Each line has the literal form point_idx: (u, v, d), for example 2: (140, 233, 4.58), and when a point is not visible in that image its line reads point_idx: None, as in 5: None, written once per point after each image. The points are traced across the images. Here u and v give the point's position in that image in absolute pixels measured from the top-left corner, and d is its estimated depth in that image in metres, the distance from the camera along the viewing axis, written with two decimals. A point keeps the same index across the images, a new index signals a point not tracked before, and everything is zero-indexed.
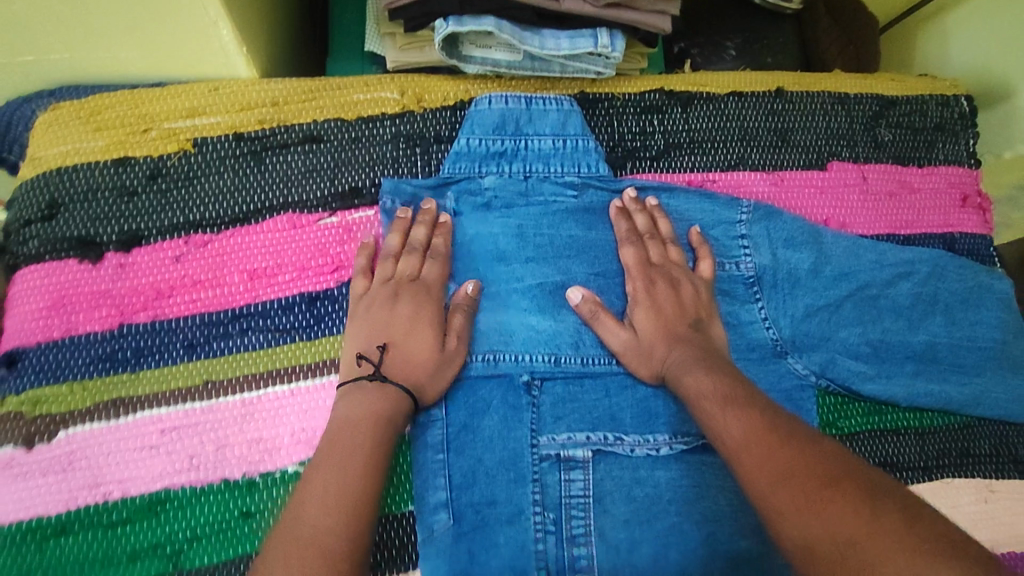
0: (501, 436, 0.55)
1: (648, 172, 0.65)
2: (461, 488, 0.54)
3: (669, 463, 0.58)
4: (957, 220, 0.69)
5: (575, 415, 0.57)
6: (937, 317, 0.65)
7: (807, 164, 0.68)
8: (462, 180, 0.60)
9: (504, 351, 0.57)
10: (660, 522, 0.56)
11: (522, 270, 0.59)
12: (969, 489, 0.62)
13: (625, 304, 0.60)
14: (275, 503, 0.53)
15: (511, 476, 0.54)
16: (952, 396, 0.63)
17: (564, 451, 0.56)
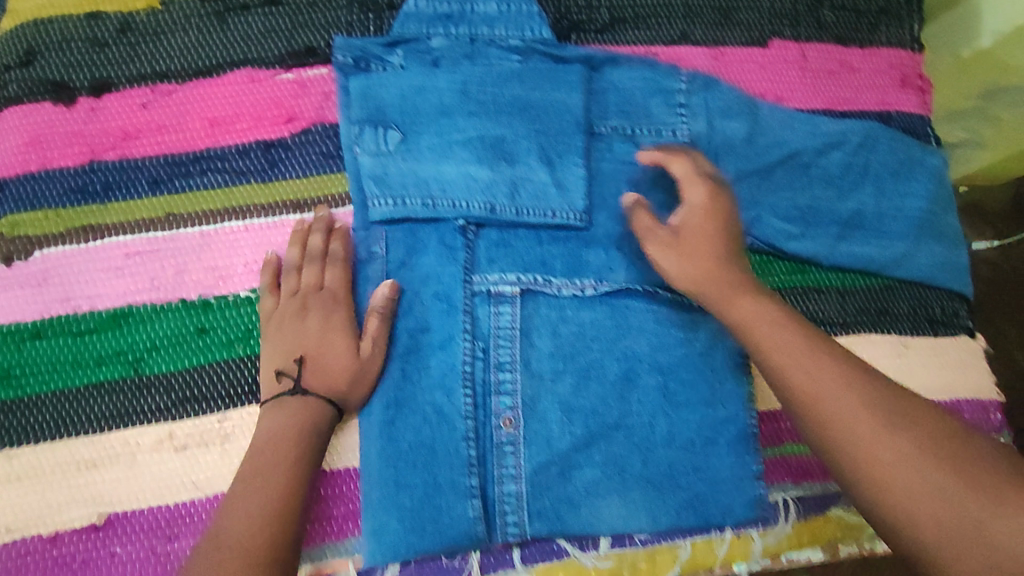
0: (436, 273, 0.60)
1: (592, 44, 0.68)
2: (399, 316, 0.59)
3: (594, 305, 0.62)
4: (894, 99, 0.72)
5: (508, 259, 0.61)
6: (867, 187, 0.67)
7: (748, 42, 0.70)
8: (411, 41, 0.64)
9: (442, 197, 0.60)
10: (583, 357, 0.61)
11: (463, 123, 0.62)
12: (884, 344, 0.66)
13: (558, 163, 0.62)
14: (227, 321, 0.58)
15: (443, 307, 0.59)
16: (873, 257, 0.66)
17: (494, 288, 0.60)
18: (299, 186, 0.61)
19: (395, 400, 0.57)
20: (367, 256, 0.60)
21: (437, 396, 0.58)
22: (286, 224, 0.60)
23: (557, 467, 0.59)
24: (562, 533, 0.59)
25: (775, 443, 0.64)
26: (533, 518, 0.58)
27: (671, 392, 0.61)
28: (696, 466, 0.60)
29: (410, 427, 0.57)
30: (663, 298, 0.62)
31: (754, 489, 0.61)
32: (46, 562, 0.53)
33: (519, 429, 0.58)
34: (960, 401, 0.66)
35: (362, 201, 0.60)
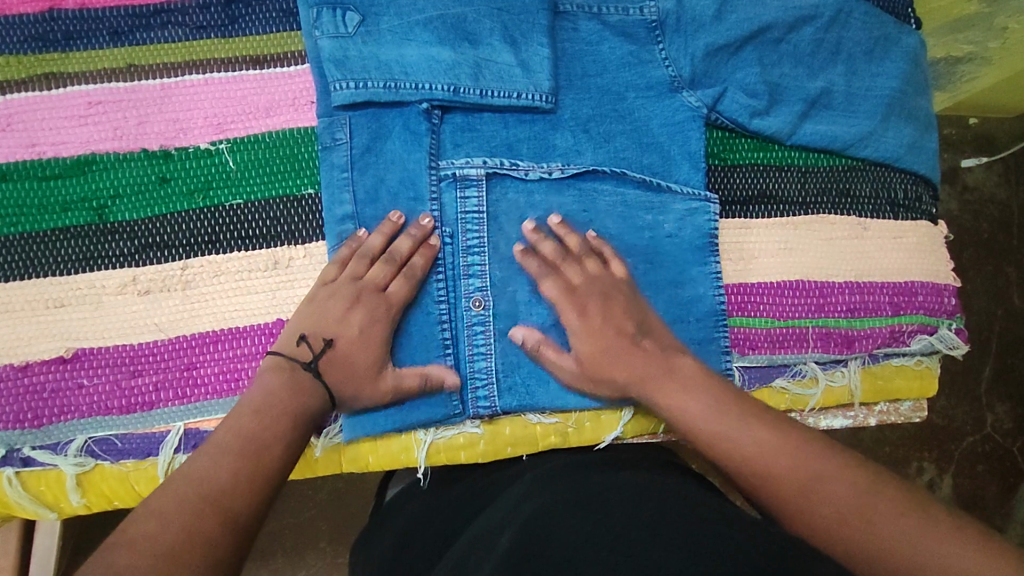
0: (401, 159, 0.60)
1: None
2: (364, 203, 0.59)
3: (562, 189, 0.63)
4: None
5: (474, 143, 0.62)
6: (835, 64, 0.68)
7: None
8: None
9: (404, 80, 0.60)
10: (552, 241, 0.62)
11: (422, 2, 0.61)
12: (846, 225, 0.67)
13: (525, 42, 0.63)
14: (189, 173, 0.59)
15: (411, 195, 0.60)
16: (838, 135, 0.67)
17: (460, 172, 0.61)
18: (259, 42, 0.62)
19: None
20: (331, 143, 0.60)
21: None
22: (246, 80, 0.61)
23: (528, 346, 0.60)
24: (532, 408, 0.60)
25: (739, 313, 0.64)
26: (504, 394, 0.59)
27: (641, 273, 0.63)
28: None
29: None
30: (630, 180, 0.64)
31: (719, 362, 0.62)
32: (16, 391, 0.55)
33: (490, 309, 0.60)
34: (915, 283, 0.67)
35: (324, 86, 0.60)
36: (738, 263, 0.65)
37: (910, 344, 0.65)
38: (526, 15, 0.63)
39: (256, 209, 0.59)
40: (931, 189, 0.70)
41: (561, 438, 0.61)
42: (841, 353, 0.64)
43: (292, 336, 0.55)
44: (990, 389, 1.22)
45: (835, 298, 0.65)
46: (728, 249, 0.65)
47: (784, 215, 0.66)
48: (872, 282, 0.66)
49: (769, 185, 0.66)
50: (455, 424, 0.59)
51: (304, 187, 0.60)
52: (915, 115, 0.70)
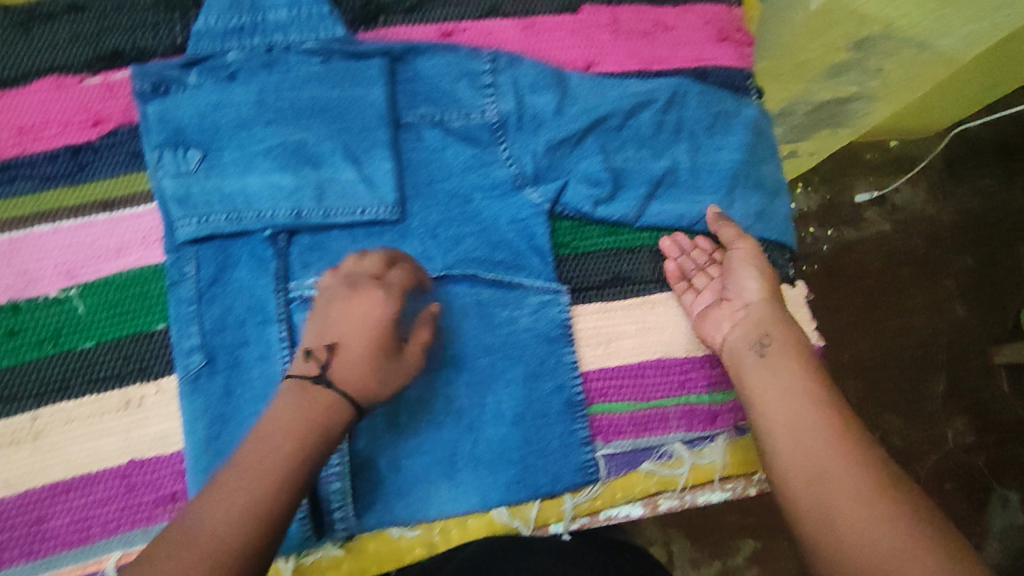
0: (248, 286, 0.62)
1: (401, 25, 0.70)
2: (212, 332, 0.61)
3: None
4: (711, 54, 0.74)
5: (323, 261, 0.64)
6: (678, 141, 0.71)
7: (560, 9, 0.72)
8: (206, 58, 0.65)
9: (247, 210, 0.62)
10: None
11: (262, 133, 0.64)
12: None
13: (368, 157, 0.65)
14: (37, 321, 0.61)
15: (257, 319, 0.62)
16: (683, 213, 0.69)
17: (307, 293, 0.62)
18: (108, 186, 0.64)
19: (219, 416, 0.60)
20: (178, 277, 0.62)
21: (259, 406, 0.60)
22: (96, 224, 0.63)
23: (386, 461, 0.60)
24: (395, 522, 0.60)
25: (601, 399, 0.65)
26: (365, 512, 0.60)
27: (499, 370, 0.63)
28: (525, 438, 0.62)
29: (236, 438, 0.60)
30: (482, 280, 0.65)
31: (581, 454, 0.63)
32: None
33: None
34: None
35: (169, 225, 0.62)
36: (597, 349, 0.66)
37: None
38: (367, 132, 0.65)
39: (110, 349, 0.61)
40: (785, 252, 0.73)
41: (428, 547, 0.61)
42: (704, 429, 0.65)
43: (297, 356, 0.53)
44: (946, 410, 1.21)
45: (695, 373, 0.67)
46: (585, 336, 0.66)
47: (637, 296, 0.68)
48: None
49: (621, 268, 0.69)
50: (319, 546, 0.60)
51: (152, 319, 0.62)
52: (762, 183, 0.72)
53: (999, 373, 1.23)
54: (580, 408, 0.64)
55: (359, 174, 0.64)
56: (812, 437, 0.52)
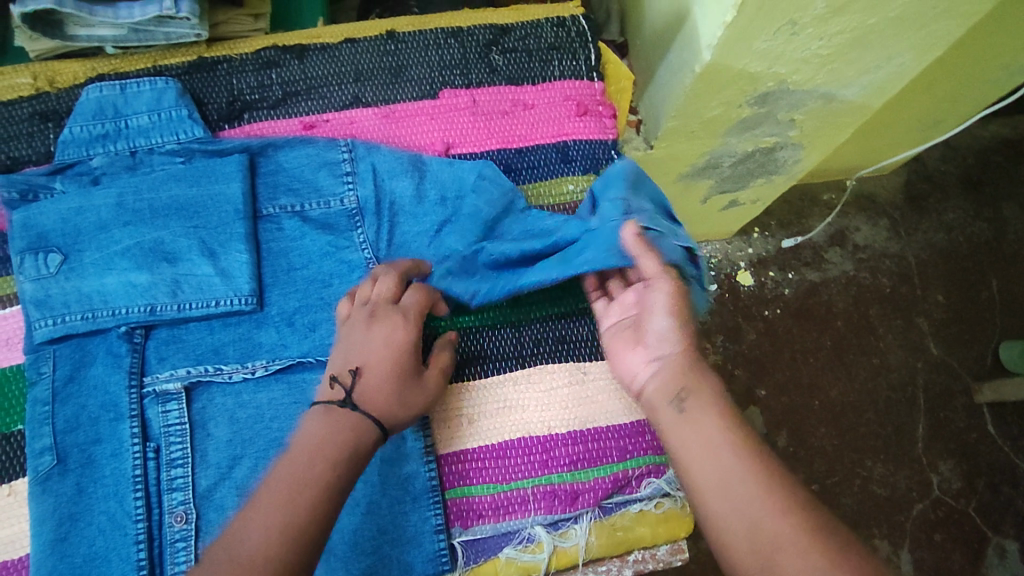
0: (103, 383, 0.63)
1: (266, 121, 0.75)
2: (64, 432, 0.61)
3: (270, 384, 0.64)
4: (571, 128, 0.77)
5: (179, 354, 0.65)
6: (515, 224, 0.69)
7: (420, 95, 0.76)
8: (73, 165, 0.69)
9: (102, 309, 0.64)
10: (259, 439, 0.63)
11: (119, 234, 0.66)
12: (562, 372, 0.67)
13: (223, 251, 0.67)
14: None
15: (111, 416, 0.62)
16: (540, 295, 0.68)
17: (161, 387, 0.63)
18: None
19: (68, 517, 0.59)
20: (36, 376, 0.63)
21: (109, 504, 0.59)
22: None
23: None
24: None
25: (461, 483, 0.63)
26: None
27: None
28: (379, 527, 0.59)
29: (84, 539, 0.59)
30: None
31: (435, 543, 0.60)
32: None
33: (192, 523, 0.60)
34: (643, 422, 0.66)
35: (27, 327, 0.64)
36: (456, 428, 0.64)
37: (641, 489, 0.65)
38: (225, 228, 0.67)
39: None
40: None
41: None
42: (567, 511, 0.64)
43: (325, 381, 0.59)
44: (929, 452, 1.47)
45: (558, 451, 0.65)
46: (444, 417, 0.64)
47: (497, 375, 0.66)
48: (597, 429, 0.65)
49: (481, 346, 0.67)
50: None
51: (10, 420, 0.63)
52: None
53: (982, 410, 1.50)
54: (435, 494, 0.61)
55: (216, 268, 0.66)
56: (734, 482, 0.51)
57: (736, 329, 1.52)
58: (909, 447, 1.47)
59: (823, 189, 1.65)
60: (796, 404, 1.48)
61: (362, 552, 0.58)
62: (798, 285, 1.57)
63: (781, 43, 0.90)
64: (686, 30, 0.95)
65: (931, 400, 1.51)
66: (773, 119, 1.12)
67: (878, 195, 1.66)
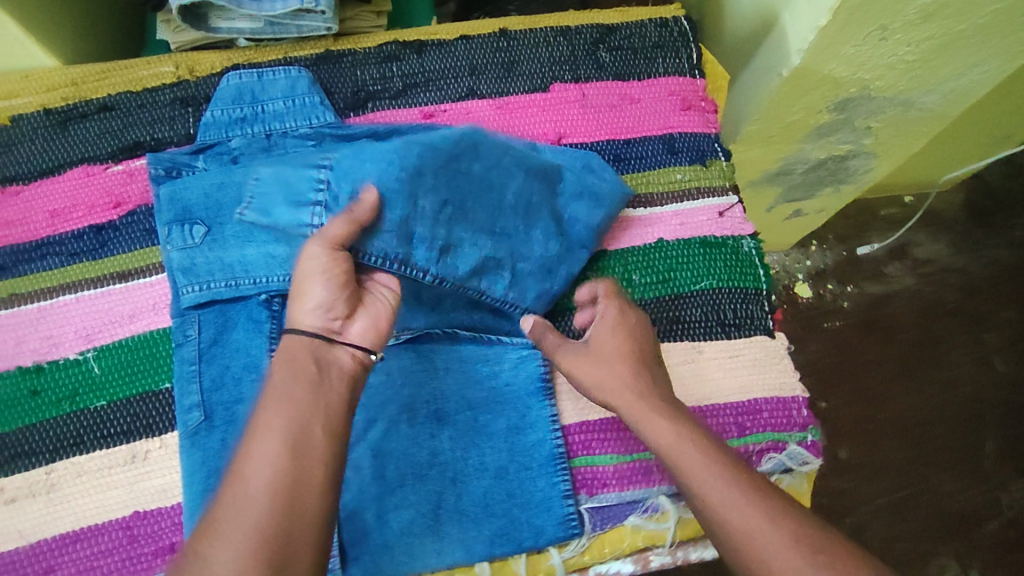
0: (245, 346, 0.66)
1: (386, 109, 0.78)
2: (210, 390, 0.65)
3: (400, 351, 0.67)
4: (676, 122, 0.79)
5: None
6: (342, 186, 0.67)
7: (531, 88, 0.79)
8: (213, 146, 0.74)
9: (245, 278, 0.68)
10: (392, 403, 0.65)
11: None
12: (678, 350, 0.69)
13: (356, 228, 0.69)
14: (57, 381, 0.67)
15: (253, 375, 0.65)
16: (635, 281, 0.72)
17: None
18: (125, 259, 0.71)
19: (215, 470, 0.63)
20: (182, 339, 0.67)
21: None
22: (111, 293, 0.70)
23: (371, 513, 0.62)
24: None
25: (584, 452, 0.66)
26: (350, 564, 0.61)
27: (482, 424, 0.66)
28: (511, 490, 0.63)
29: None
30: (464, 338, 0.69)
31: (564, 507, 0.63)
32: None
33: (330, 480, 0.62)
34: (758, 400, 0.67)
35: (174, 292, 0.68)
36: (577, 401, 0.67)
37: (762, 465, 0.65)
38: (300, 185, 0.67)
39: (121, 406, 0.66)
40: (761, 301, 0.72)
41: None
42: None
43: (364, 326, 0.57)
44: (998, 469, 1.44)
45: None
46: (564, 389, 0.68)
47: None
48: (712, 405, 0.67)
49: None
50: None
51: (157, 377, 0.67)
52: (734, 254, 0.74)
53: None
54: (562, 461, 0.65)
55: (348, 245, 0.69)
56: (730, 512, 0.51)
57: (801, 339, 1.52)
58: (979, 464, 1.44)
59: (884, 205, 1.66)
60: (862, 416, 1.47)
61: (495, 511, 0.62)
62: (859, 298, 1.56)
63: (871, 48, 0.92)
64: (774, 35, 0.97)
65: (999, 416, 1.49)
66: (850, 126, 1.14)
67: (941, 211, 1.66)
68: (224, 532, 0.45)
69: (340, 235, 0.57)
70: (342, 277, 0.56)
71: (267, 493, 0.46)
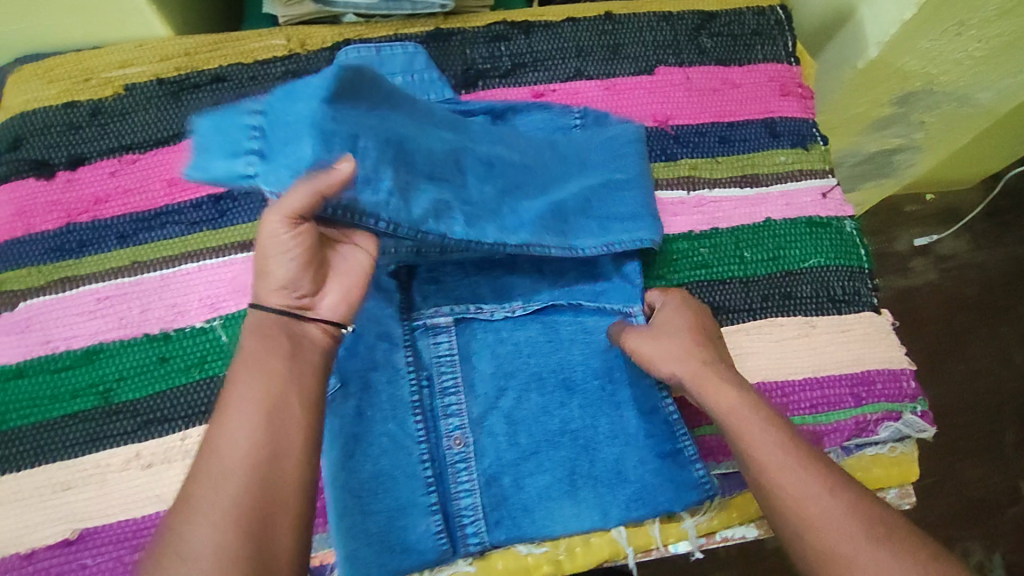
0: (376, 314, 0.66)
1: (497, 87, 0.79)
2: (344, 357, 0.64)
3: (526, 323, 0.69)
4: (776, 106, 0.81)
5: (441, 293, 0.69)
6: (280, 133, 0.52)
7: (637, 71, 0.81)
8: None
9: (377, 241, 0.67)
10: (521, 372, 0.67)
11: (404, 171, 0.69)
12: (791, 325, 0.71)
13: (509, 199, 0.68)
14: (185, 349, 0.66)
15: (386, 344, 0.66)
16: (746, 258, 0.74)
17: (430, 321, 0.68)
18: (247, 229, 0.71)
19: (353, 437, 0.62)
20: None
21: (390, 426, 0.63)
22: (236, 263, 0.70)
23: (509, 478, 0.64)
24: (519, 539, 0.63)
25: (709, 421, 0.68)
26: (492, 528, 0.62)
27: (609, 394, 0.67)
28: (642, 458, 0.65)
29: (369, 457, 0.62)
30: (586, 309, 0.70)
31: (694, 472, 0.64)
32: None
33: (469, 445, 0.64)
34: (871, 372, 0.70)
35: None
36: None
37: (878, 433, 0.68)
38: (230, 130, 0.51)
39: None
40: (866, 278, 0.75)
41: (554, 566, 0.63)
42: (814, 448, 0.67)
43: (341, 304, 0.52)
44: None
45: (796, 396, 0.69)
46: None
47: (728, 321, 0.71)
48: (826, 376, 0.70)
49: (714, 297, 0.72)
50: (449, 564, 0.62)
51: None
52: (838, 234, 0.76)
53: None
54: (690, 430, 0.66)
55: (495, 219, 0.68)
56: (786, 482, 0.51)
57: None
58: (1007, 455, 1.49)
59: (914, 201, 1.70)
60: None
61: (629, 478, 0.64)
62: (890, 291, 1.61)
63: (944, 43, 0.95)
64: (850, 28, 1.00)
65: (1020, 408, 1.53)
66: (904, 121, 1.18)
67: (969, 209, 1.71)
68: (199, 507, 0.43)
69: (303, 208, 0.47)
70: (310, 255, 0.49)
71: (245, 468, 0.44)
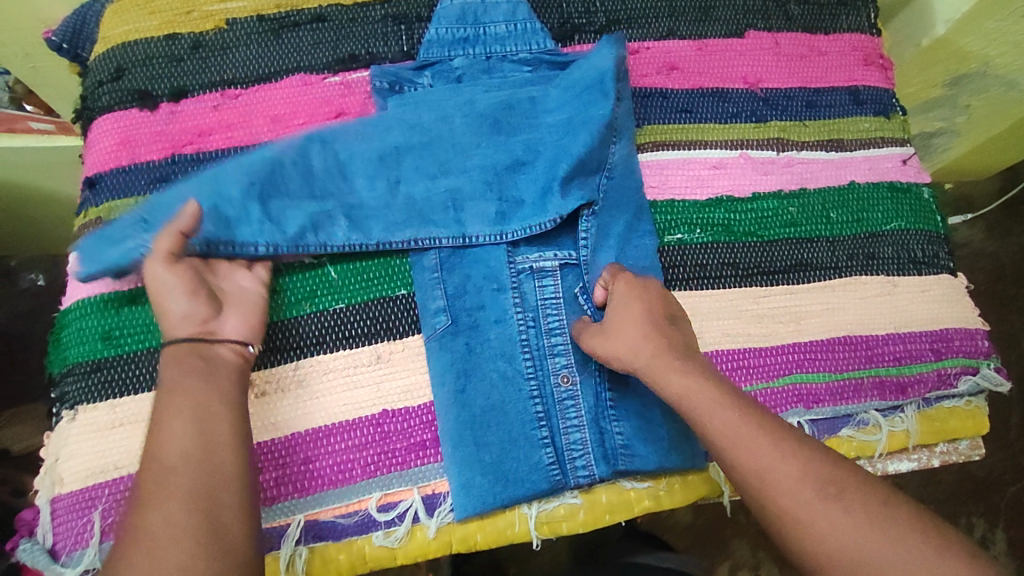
0: (483, 257, 0.68)
1: (591, 42, 0.80)
2: (454, 296, 0.67)
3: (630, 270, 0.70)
4: (860, 75, 0.83)
5: (544, 238, 0.70)
6: (149, 208, 0.60)
7: (728, 33, 0.82)
8: (436, 63, 0.75)
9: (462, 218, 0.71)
10: None
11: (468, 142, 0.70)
12: (876, 283, 0.74)
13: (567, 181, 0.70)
14: (296, 281, 0.67)
15: (494, 286, 0.67)
16: (832, 218, 0.76)
17: (535, 265, 0.69)
18: None
19: (464, 371, 0.65)
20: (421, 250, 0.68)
21: (499, 363, 0.65)
22: None
23: (614, 416, 0.66)
24: (622, 474, 0.66)
25: (799, 370, 0.70)
26: (599, 462, 0.65)
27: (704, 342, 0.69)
28: None
29: (480, 392, 0.64)
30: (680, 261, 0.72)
31: None
32: (117, 496, 0.60)
33: (576, 384, 0.66)
34: (950, 329, 0.74)
35: None
36: (786, 328, 0.72)
37: (957, 386, 0.72)
38: (111, 223, 0.61)
39: (360, 309, 0.67)
40: (943, 243, 0.78)
41: (654, 500, 0.67)
42: (897, 398, 0.71)
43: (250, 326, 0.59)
44: None
45: (882, 349, 0.72)
46: (778, 313, 0.72)
47: (817, 278, 0.74)
48: (910, 332, 0.73)
49: (803, 254, 0.74)
50: (558, 496, 0.65)
51: (392, 284, 0.68)
52: (918, 200, 0.79)
53: None
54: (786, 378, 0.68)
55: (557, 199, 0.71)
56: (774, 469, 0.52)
57: None
58: None
59: None
60: None
61: None
62: None
63: (1009, 24, 0.98)
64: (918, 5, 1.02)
65: None
66: (950, 104, 1.20)
67: None
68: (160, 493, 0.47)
69: (174, 246, 0.57)
70: (195, 281, 0.57)
71: (182, 464, 0.49)
